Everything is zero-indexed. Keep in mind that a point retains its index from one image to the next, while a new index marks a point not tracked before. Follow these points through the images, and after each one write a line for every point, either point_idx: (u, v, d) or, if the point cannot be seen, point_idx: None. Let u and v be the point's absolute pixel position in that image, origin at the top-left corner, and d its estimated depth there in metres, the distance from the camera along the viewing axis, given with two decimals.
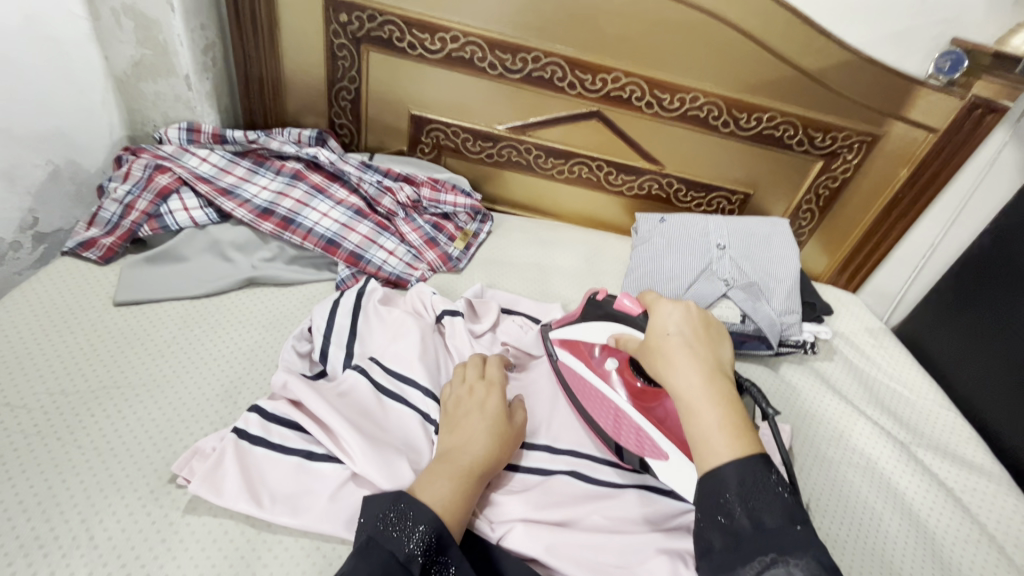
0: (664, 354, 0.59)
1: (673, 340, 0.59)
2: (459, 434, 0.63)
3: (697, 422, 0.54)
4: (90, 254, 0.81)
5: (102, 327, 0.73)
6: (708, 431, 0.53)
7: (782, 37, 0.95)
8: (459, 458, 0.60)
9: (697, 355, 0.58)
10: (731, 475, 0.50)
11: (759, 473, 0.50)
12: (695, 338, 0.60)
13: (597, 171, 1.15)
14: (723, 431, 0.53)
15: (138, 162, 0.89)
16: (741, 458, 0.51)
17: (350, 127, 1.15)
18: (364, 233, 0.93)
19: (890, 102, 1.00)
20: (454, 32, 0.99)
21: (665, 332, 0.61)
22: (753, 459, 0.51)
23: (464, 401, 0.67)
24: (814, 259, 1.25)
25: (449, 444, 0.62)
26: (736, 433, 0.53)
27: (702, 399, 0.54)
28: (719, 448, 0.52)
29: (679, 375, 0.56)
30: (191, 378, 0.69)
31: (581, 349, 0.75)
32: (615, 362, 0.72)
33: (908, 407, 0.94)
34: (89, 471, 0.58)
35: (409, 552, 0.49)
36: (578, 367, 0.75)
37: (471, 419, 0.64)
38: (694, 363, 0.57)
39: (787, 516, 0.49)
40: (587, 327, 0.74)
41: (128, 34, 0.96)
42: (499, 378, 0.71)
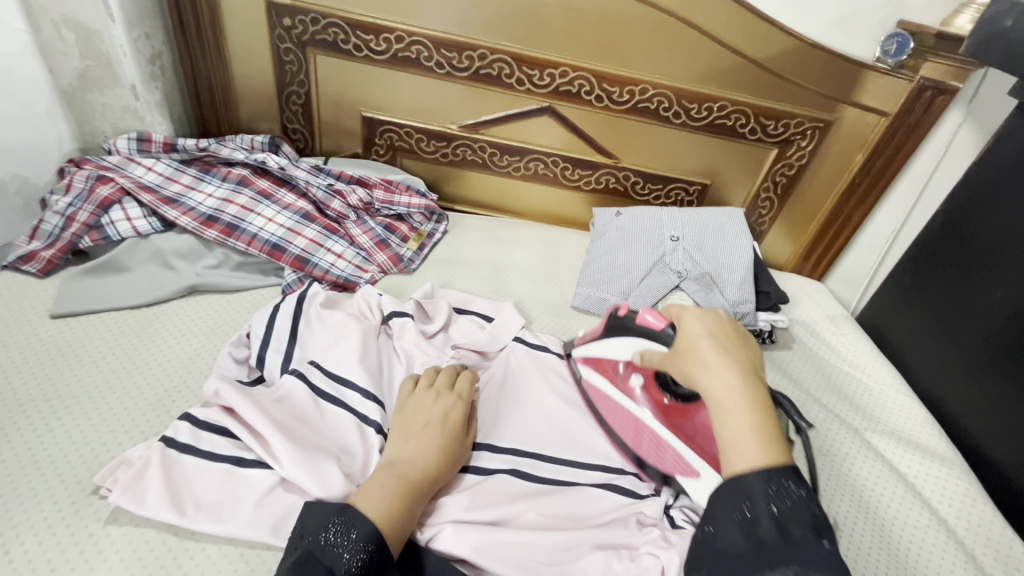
0: (698, 356, 0.57)
1: (706, 342, 0.57)
2: (412, 444, 0.62)
3: (726, 424, 0.52)
4: (29, 268, 0.81)
5: (37, 341, 0.72)
6: (738, 433, 0.51)
7: (726, 27, 0.94)
8: (406, 467, 0.59)
9: (730, 356, 0.56)
10: (756, 481, 0.49)
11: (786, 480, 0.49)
12: (725, 340, 0.58)
13: (553, 167, 1.15)
14: (753, 434, 0.51)
15: (80, 174, 0.89)
16: (769, 465, 0.50)
17: (303, 132, 1.15)
18: (311, 237, 0.92)
19: (839, 87, 0.99)
20: (398, 32, 0.99)
21: (696, 333, 0.59)
22: (783, 468, 0.50)
23: (424, 408, 0.66)
24: (779, 247, 1.24)
25: (397, 452, 0.61)
26: (768, 439, 0.51)
27: (735, 402, 0.53)
28: (747, 454, 0.51)
29: (710, 377, 0.55)
30: (124, 388, 0.68)
31: (605, 366, 0.76)
32: (640, 378, 0.73)
33: (865, 393, 0.94)
34: (10, 484, 0.57)
35: (346, 567, 0.48)
36: (603, 384, 0.76)
37: (429, 429, 0.63)
38: (727, 365, 0.55)
39: (812, 526, 0.48)
40: (611, 344, 0.75)
41: (70, 46, 0.95)
42: (467, 394, 0.70)
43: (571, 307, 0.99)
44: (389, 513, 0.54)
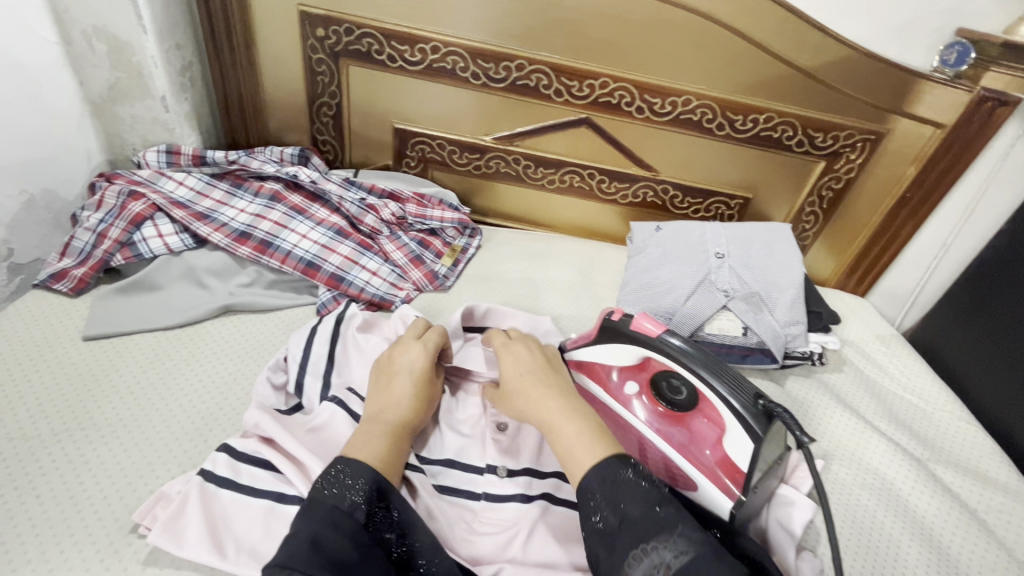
0: (520, 392, 0.63)
1: (526, 379, 0.64)
2: (388, 394, 0.64)
3: (560, 435, 0.57)
4: (60, 287, 0.78)
5: (69, 365, 0.70)
6: (570, 443, 0.56)
7: (776, 36, 0.90)
8: (387, 416, 0.61)
9: (547, 382, 0.63)
10: (595, 479, 0.52)
11: (616, 469, 0.52)
12: (542, 369, 0.65)
13: (589, 180, 1.12)
14: (582, 438, 0.56)
15: (112, 189, 0.87)
16: (601, 459, 0.53)
17: (333, 144, 1.12)
18: (346, 254, 0.90)
19: (892, 98, 0.95)
20: (434, 42, 0.96)
21: (518, 373, 0.65)
22: (610, 457, 0.53)
23: (395, 355, 0.68)
24: (821, 263, 1.20)
25: (377, 404, 0.63)
26: (596, 436, 0.56)
27: (560, 418, 0.58)
28: (582, 455, 0.54)
29: (532, 406, 0.61)
30: (162, 417, 0.66)
31: (599, 373, 0.74)
32: (635, 386, 0.72)
33: (924, 420, 0.89)
34: (45, 522, 0.54)
35: (352, 503, 0.50)
36: (597, 391, 0.74)
37: (398, 380, 0.65)
38: (545, 390, 0.62)
39: (647, 501, 0.50)
40: (603, 349, 0.72)
41: (101, 58, 0.93)
42: (433, 335, 0.71)
43: None
44: (384, 456, 0.57)
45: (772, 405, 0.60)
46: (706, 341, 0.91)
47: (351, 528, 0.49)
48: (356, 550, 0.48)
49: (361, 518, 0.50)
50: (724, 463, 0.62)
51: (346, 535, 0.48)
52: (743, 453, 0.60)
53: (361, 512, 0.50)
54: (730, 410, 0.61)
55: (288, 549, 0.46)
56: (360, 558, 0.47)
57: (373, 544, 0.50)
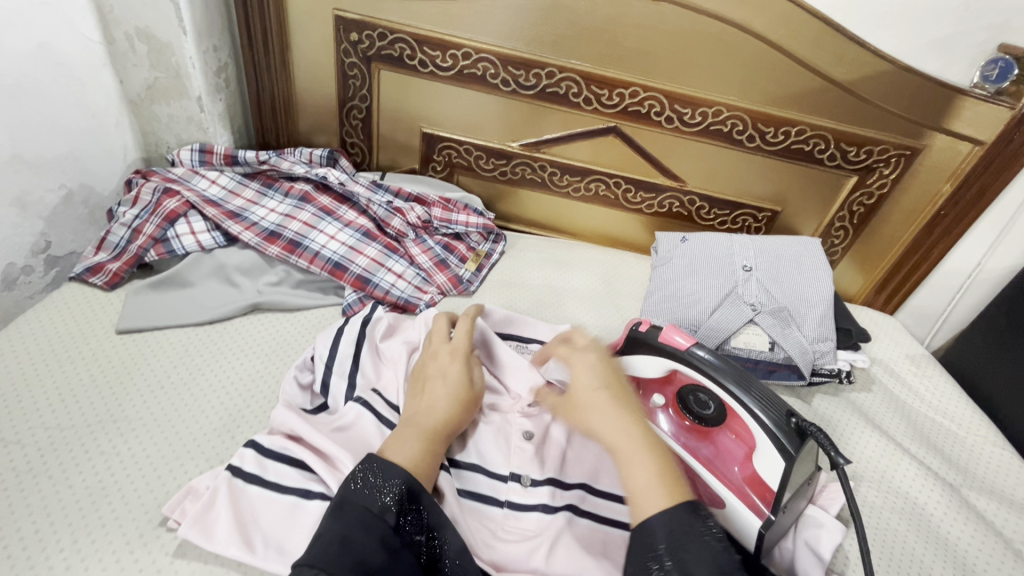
0: (595, 407, 0.60)
1: (602, 395, 0.60)
2: (425, 398, 0.64)
3: (629, 473, 0.54)
4: (96, 280, 0.80)
5: (103, 358, 0.71)
6: (644, 480, 0.53)
7: (812, 48, 0.89)
8: (423, 419, 0.61)
9: (626, 405, 0.60)
10: (660, 526, 0.49)
11: (686, 522, 0.49)
12: (616, 388, 0.62)
13: (615, 189, 1.11)
14: (657, 478, 0.52)
15: (147, 186, 0.89)
16: (672, 508, 0.50)
17: (361, 146, 1.14)
18: (372, 256, 0.90)
19: (930, 113, 0.93)
20: (466, 48, 0.97)
21: (590, 386, 0.62)
22: (680, 506, 0.50)
23: (428, 366, 0.68)
24: (849, 279, 1.18)
25: (412, 408, 0.63)
26: (670, 480, 0.53)
27: (635, 450, 0.55)
28: (654, 495, 0.52)
29: (606, 427, 0.58)
30: (192, 413, 0.67)
31: None
32: (661, 399, 0.71)
33: (956, 444, 0.86)
34: (76, 513, 0.55)
35: (384, 505, 0.50)
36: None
37: (435, 384, 0.66)
38: (621, 414, 0.58)
39: (717, 567, 0.46)
40: (628, 360, 0.71)
41: (141, 58, 0.95)
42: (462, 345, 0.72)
43: None
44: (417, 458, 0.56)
45: (805, 424, 0.60)
46: (732, 355, 0.89)
47: (381, 530, 0.48)
48: (384, 552, 0.47)
49: (392, 521, 0.49)
50: (752, 480, 0.61)
51: (376, 541, 0.47)
52: (774, 471, 0.59)
53: (391, 515, 0.49)
54: (760, 426, 0.61)
55: (317, 550, 0.46)
56: (388, 561, 0.47)
57: (402, 547, 0.49)
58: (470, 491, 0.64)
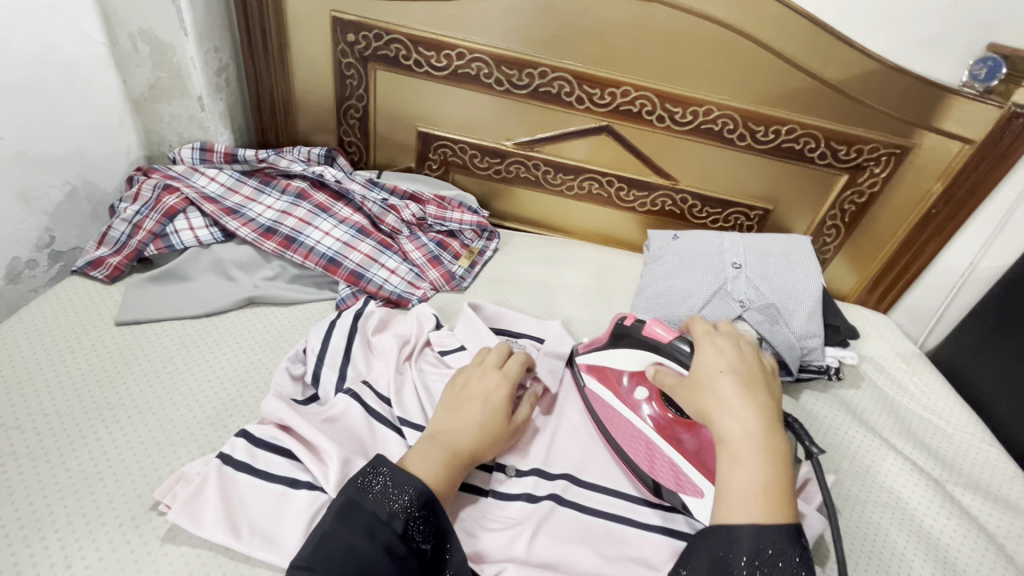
0: (717, 394, 0.57)
1: (729, 380, 0.58)
2: (456, 416, 0.63)
3: (731, 473, 0.53)
4: (96, 274, 0.82)
5: (103, 348, 0.73)
6: (749, 485, 0.52)
7: (801, 48, 0.90)
8: (449, 440, 0.59)
9: (754, 399, 0.56)
10: (747, 537, 0.50)
11: (775, 539, 0.50)
12: (750, 378, 0.58)
13: (608, 187, 1.12)
14: (762, 489, 0.51)
15: (148, 183, 0.91)
16: (765, 524, 0.50)
17: (358, 145, 1.16)
18: (366, 252, 0.92)
19: (919, 112, 0.93)
20: (460, 49, 0.99)
21: (717, 368, 0.59)
22: (774, 527, 0.50)
23: (471, 384, 0.66)
24: (842, 277, 1.18)
25: (442, 425, 0.62)
26: (773, 494, 0.52)
27: (750, 452, 0.53)
28: (750, 506, 0.51)
29: (725, 419, 0.55)
30: (187, 401, 0.69)
31: (609, 376, 0.74)
32: (645, 392, 0.71)
33: (944, 440, 0.87)
34: (72, 495, 0.57)
35: (392, 512, 0.51)
36: (607, 395, 0.73)
37: (472, 404, 0.64)
38: (750, 410, 0.55)
39: None
40: (615, 352, 0.72)
41: (144, 59, 0.98)
42: (512, 372, 0.69)
43: None
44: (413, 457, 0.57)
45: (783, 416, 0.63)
46: None
47: (386, 537, 0.50)
48: (386, 560, 0.48)
49: (398, 528, 0.50)
50: None
51: (379, 547, 0.49)
52: None
53: (398, 522, 0.50)
54: None
55: (322, 553, 0.48)
56: (391, 570, 0.48)
57: (408, 555, 0.50)
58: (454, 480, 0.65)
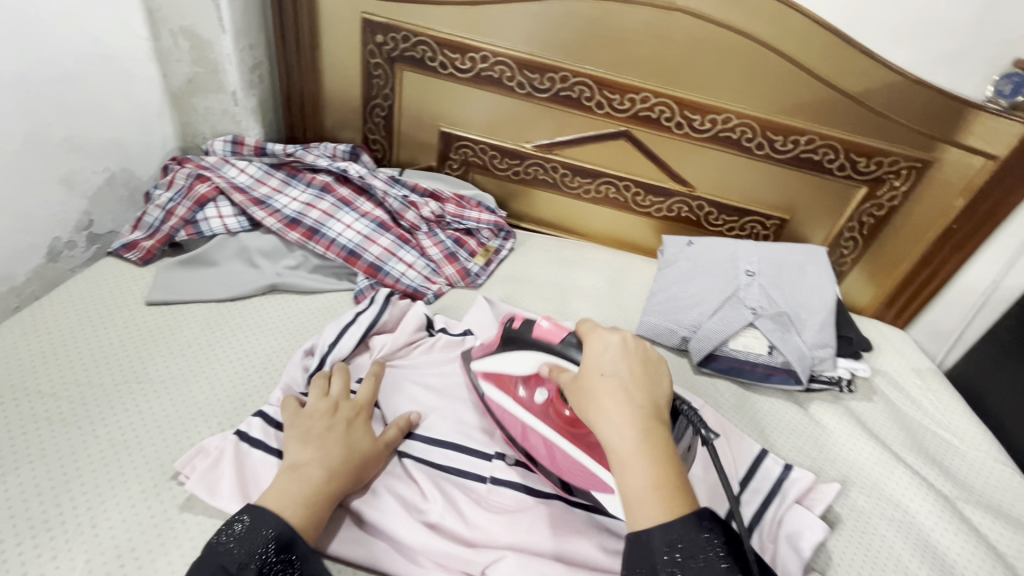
0: (597, 398, 0.54)
1: (605, 381, 0.55)
2: (310, 448, 0.60)
3: (624, 481, 0.50)
4: (131, 256, 0.87)
5: (133, 325, 0.77)
6: (641, 488, 0.49)
7: (822, 58, 0.91)
8: (312, 474, 0.57)
9: (630, 399, 0.53)
10: (660, 541, 0.47)
11: (693, 537, 0.47)
12: (631, 379, 0.55)
13: (625, 192, 1.14)
14: (655, 490, 0.49)
15: (182, 172, 0.95)
16: (672, 521, 0.48)
17: (382, 143, 1.19)
18: (385, 246, 0.95)
19: (940, 125, 0.93)
20: (484, 52, 1.01)
21: (601, 371, 0.56)
22: (690, 525, 0.48)
23: (319, 413, 0.64)
24: (858, 291, 1.17)
25: (302, 456, 0.59)
26: (669, 494, 0.49)
27: (635, 456, 0.50)
28: (650, 509, 0.49)
29: (605, 426, 0.53)
30: (209, 379, 0.72)
31: (506, 382, 0.70)
32: (544, 393, 0.68)
33: (955, 457, 0.86)
34: (101, 459, 0.61)
35: (242, 559, 0.48)
36: (506, 403, 0.70)
37: (331, 436, 0.61)
38: (625, 413, 0.52)
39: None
40: (504, 357, 0.69)
41: (183, 54, 1.03)
42: (366, 399, 0.68)
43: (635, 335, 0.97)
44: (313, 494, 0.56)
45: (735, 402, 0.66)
46: (729, 357, 0.91)
47: None
48: None
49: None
50: None
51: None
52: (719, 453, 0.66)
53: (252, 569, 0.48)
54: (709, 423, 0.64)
55: None
56: None
57: None
58: (457, 469, 0.67)
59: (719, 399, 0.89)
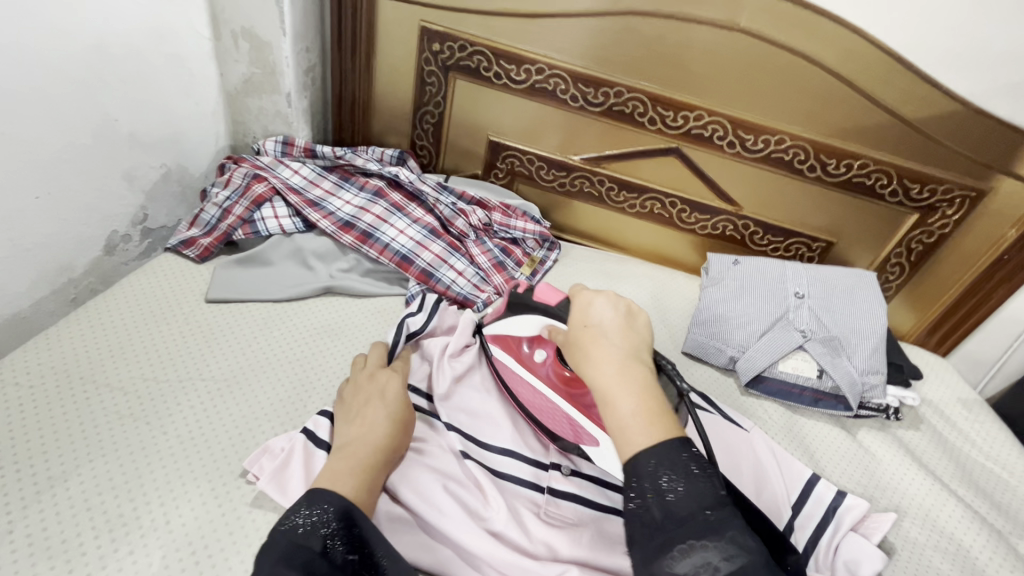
0: (581, 342, 0.58)
1: (588, 327, 0.59)
2: (357, 424, 0.62)
3: (611, 415, 0.53)
4: (189, 252, 0.88)
5: (195, 321, 0.78)
6: (624, 418, 0.52)
7: (882, 84, 0.91)
8: (362, 449, 0.58)
9: (613, 341, 0.57)
10: (646, 465, 0.49)
11: (672, 455, 0.50)
12: (614, 325, 0.59)
13: (670, 208, 1.14)
14: (636, 418, 0.52)
15: (240, 171, 0.96)
16: (659, 445, 0.50)
17: (429, 149, 1.20)
18: (437, 252, 0.95)
19: (998, 155, 0.92)
20: (540, 64, 1.02)
21: (584, 321, 0.60)
22: (670, 444, 0.50)
23: (361, 390, 0.66)
24: (899, 317, 1.17)
25: (350, 433, 0.61)
26: (652, 420, 0.52)
27: (618, 388, 0.54)
28: (635, 436, 0.51)
29: (591, 367, 0.56)
30: (269, 378, 0.73)
31: (511, 343, 0.75)
32: (544, 353, 0.73)
33: (1005, 490, 0.85)
34: (171, 455, 0.61)
35: (306, 532, 0.49)
36: (510, 364, 0.74)
37: (372, 406, 0.63)
38: (607, 353, 0.56)
39: (698, 500, 0.48)
40: (512, 320, 0.74)
41: (242, 55, 1.04)
42: (402, 369, 0.71)
43: (681, 352, 0.97)
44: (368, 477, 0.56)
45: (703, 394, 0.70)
46: (778, 378, 0.91)
47: (305, 557, 0.47)
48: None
49: (316, 545, 0.48)
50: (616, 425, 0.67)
51: (297, 567, 0.46)
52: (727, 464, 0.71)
53: (316, 539, 0.49)
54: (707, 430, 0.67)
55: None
56: None
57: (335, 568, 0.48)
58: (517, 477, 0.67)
59: (768, 422, 0.88)
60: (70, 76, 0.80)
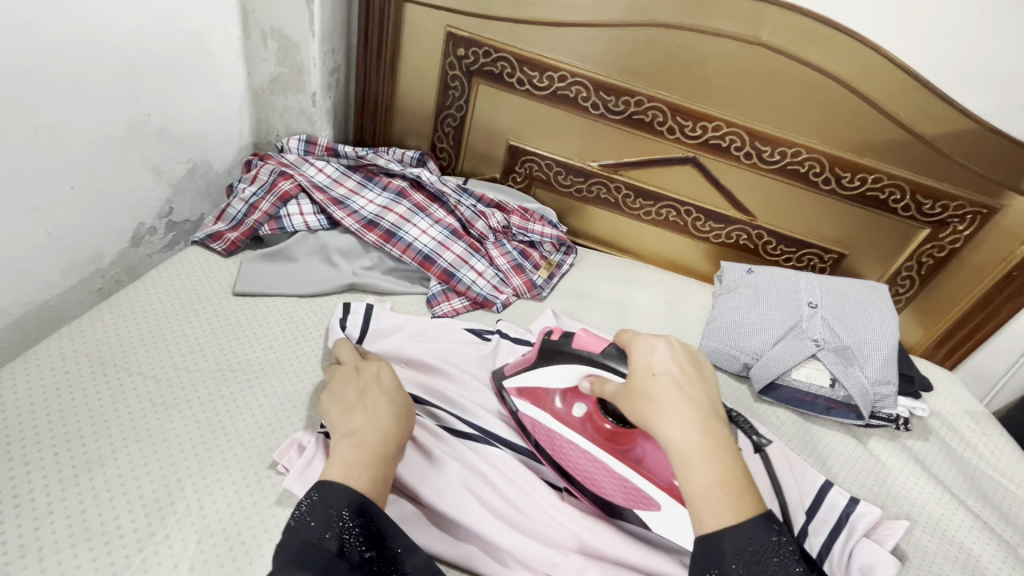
0: (649, 398, 0.53)
1: (657, 381, 0.54)
2: (358, 413, 0.58)
3: (687, 481, 0.49)
4: (216, 246, 0.89)
5: (223, 314, 0.80)
6: (705, 486, 0.48)
7: (898, 101, 0.93)
8: (370, 436, 0.55)
9: (689, 398, 0.52)
10: (730, 543, 0.46)
11: (759, 534, 0.47)
12: (685, 377, 0.54)
13: (685, 216, 1.16)
14: (718, 489, 0.48)
15: (266, 168, 0.98)
16: (741, 522, 0.47)
17: (449, 152, 1.22)
18: (458, 253, 0.97)
19: (1010, 173, 0.94)
20: (563, 71, 1.04)
21: (651, 372, 0.55)
22: (752, 521, 0.47)
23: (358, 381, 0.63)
24: (907, 329, 1.19)
25: (351, 422, 0.57)
26: (731, 492, 0.48)
27: (698, 453, 0.49)
28: (718, 509, 0.47)
29: (666, 425, 0.51)
30: (296, 371, 0.74)
31: (542, 396, 0.73)
32: (582, 407, 0.71)
33: (1013, 502, 0.87)
34: (204, 443, 0.63)
35: (321, 535, 0.47)
36: (542, 417, 0.72)
37: (372, 396, 0.60)
38: (684, 413, 0.51)
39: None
40: (543, 372, 0.70)
41: (270, 54, 1.06)
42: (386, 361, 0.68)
43: None
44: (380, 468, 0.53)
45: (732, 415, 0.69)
46: (791, 386, 0.93)
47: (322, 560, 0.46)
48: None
49: (332, 546, 0.47)
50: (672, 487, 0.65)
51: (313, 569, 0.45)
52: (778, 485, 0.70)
53: (332, 539, 0.47)
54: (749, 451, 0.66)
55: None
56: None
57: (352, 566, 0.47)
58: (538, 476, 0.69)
59: (780, 428, 0.90)
60: (108, 71, 0.81)
